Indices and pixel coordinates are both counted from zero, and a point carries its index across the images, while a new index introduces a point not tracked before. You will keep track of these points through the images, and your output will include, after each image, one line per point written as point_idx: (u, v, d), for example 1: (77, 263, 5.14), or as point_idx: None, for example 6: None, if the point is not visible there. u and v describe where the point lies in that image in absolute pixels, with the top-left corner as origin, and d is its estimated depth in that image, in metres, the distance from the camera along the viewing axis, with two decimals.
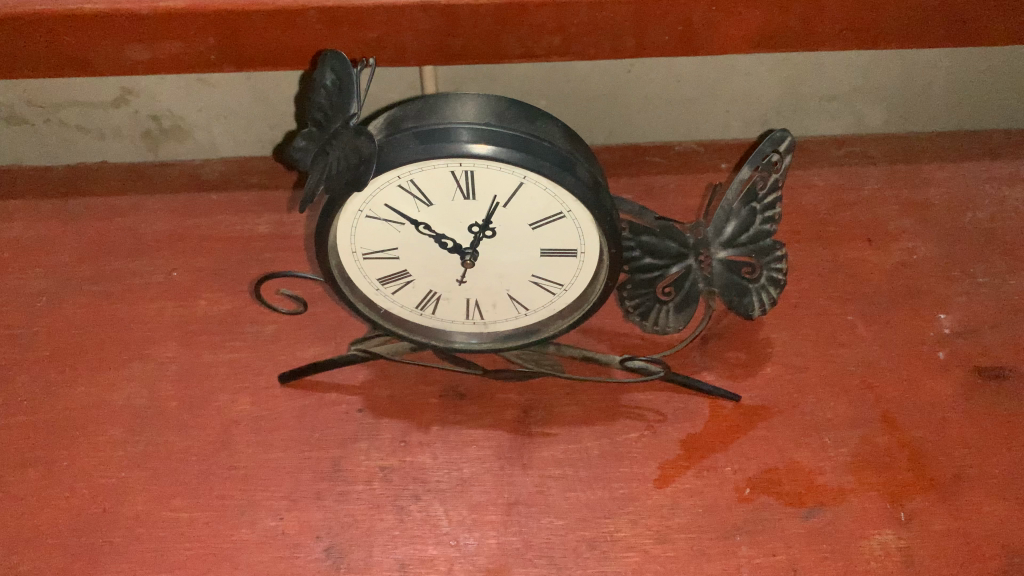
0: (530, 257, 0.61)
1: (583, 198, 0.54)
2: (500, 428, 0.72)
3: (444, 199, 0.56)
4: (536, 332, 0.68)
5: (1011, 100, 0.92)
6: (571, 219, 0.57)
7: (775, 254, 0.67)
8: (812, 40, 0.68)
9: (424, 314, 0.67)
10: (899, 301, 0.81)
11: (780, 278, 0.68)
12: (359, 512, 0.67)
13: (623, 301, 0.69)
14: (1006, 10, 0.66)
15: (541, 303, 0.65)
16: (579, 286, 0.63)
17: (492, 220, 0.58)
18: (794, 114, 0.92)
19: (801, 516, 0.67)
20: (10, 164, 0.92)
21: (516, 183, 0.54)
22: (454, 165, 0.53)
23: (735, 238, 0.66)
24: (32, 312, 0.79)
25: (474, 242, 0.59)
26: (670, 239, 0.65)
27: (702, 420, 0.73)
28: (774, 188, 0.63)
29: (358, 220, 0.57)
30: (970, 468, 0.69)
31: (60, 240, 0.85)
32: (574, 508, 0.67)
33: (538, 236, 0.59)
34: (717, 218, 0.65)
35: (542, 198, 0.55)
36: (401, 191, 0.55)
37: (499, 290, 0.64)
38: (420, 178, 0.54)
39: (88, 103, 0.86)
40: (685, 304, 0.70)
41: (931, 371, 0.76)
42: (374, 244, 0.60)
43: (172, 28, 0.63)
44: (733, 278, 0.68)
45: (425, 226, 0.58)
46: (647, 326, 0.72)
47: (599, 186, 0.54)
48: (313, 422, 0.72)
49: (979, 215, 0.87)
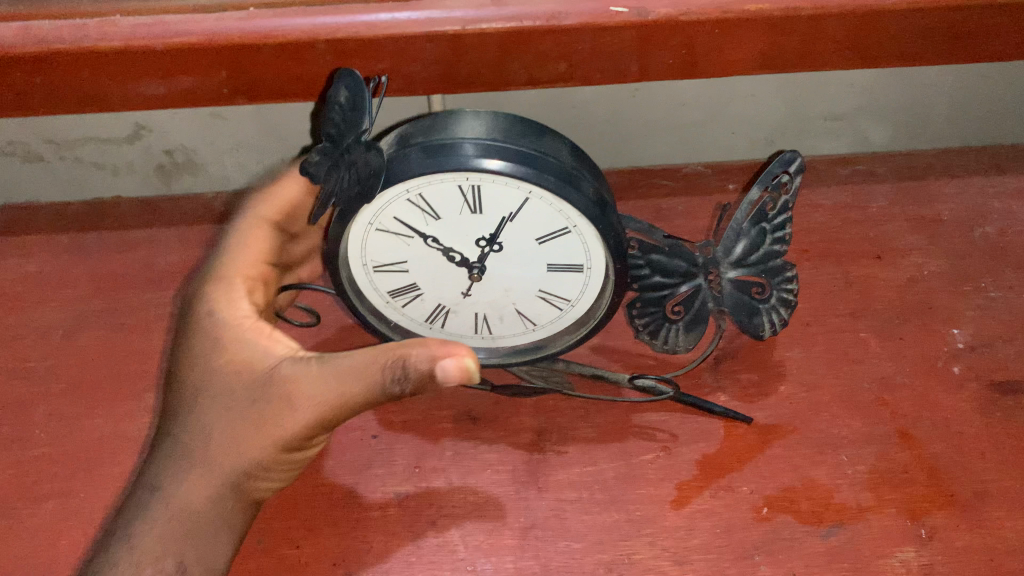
0: (537, 273, 0.61)
1: (589, 214, 0.55)
2: (515, 452, 0.72)
3: (451, 214, 0.57)
4: (543, 348, 0.68)
5: (1014, 119, 0.92)
6: (578, 235, 0.58)
7: (786, 274, 0.67)
8: (811, 58, 0.72)
9: (433, 329, 0.68)
10: (911, 317, 0.81)
11: (791, 298, 0.68)
12: (374, 538, 0.67)
13: (633, 319, 0.70)
14: (995, 20, 0.69)
15: (550, 317, 0.65)
16: (587, 301, 0.63)
17: (499, 235, 0.58)
18: (800, 135, 0.93)
19: (820, 533, 0.66)
20: (24, 201, 0.94)
21: (522, 199, 0.55)
22: (461, 180, 0.54)
23: (745, 258, 0.66)
24: (46, 345, 0.80)
25: (482, 256, 0.60)
26: (678, 258, 0.65)
27: (718, 440, 0.73)
28: (785, 209, 0.64)
29: (367, 234, 0.58)
30: (992, 482, 0.69)
31: (74, 274, 0.86)
32: (591, 531, 0.67)
33: (545, 251, 0.59)
34: (728, 237, 0.65)
35: (548, 214, 0.56)
36: (410, 205, 0.56)
37: (507, 305, 0.64)
38: (428, 191, 0.55)
39: (102, 139, 0.87)
40: (695, 323, 0.69)
41: (946, 386, 0.75)
42: (384, 258, 0.61)
43: (188, 62, 0.68)
44: (743, 297, 0.68)
45: (434, 240, 0.59)
46: (656, 348, 0.72)
47: (603, 203, 0.55)
48: (328, 449, 0.73)
49: (988, 230, 0.87)
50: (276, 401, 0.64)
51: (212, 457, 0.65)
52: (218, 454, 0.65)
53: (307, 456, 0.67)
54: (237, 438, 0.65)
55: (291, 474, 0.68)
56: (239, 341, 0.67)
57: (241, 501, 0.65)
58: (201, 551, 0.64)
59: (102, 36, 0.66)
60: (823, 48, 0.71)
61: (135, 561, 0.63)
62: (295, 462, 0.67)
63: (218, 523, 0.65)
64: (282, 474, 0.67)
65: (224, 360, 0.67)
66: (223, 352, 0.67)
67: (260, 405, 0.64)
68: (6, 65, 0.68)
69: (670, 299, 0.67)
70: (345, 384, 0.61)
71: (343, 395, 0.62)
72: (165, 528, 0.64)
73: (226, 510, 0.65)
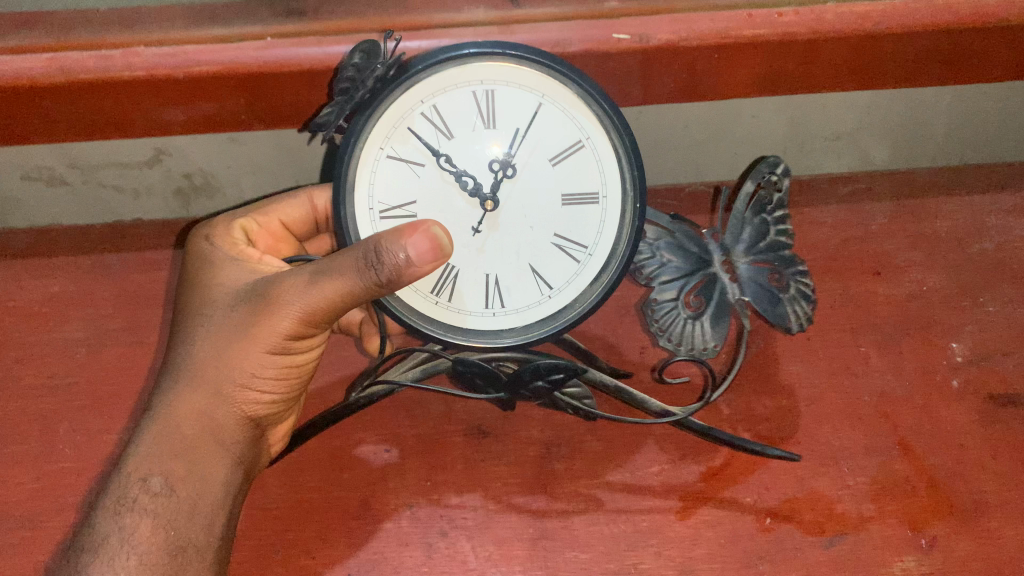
0: (551, 208, 0.63)
1: (605, 112, 0.61)
2: (524, 465, 0.74)
3: (465, 131, 0.61)
4: (558, 317, 0.64)
5: (1010, 138, 0.94)
6: (590, 148, 0.62)
7: (796, 265, 0.72)
8: (810, 79, 0.78)
9: (438, 304, 0.63)
10: (910, 331, 0.82)
11: (808, 290, 0.72)
12: (388, 548, 0.70)
13: (651, 321, 0.70)
14: (967, 33, 0.73)
15: (566, 275, 0.64)
16: (604, 247, 0.64)
17: (511, 155, 0.62)
18: (801, 152, 0.94)
19: (822, 543, 0.69)
20: (46, 224, 0.95)
21: (536, 104, 0.61)
22: (475, 84, 0.60)
23: (753, 245, 0.71)
24: (71, 362, 0.83)
25: (495, 184, 0.62)
26: (689, 245, 0.70)
27: (726, 453, 0.73)
28: (781, 205, 0.71)
29: (379, 162, 0.61)
30: (988, 493, 0.71)
31: (95, 294, 0.88)
32: (598, 541, 0.70)
33: (558, 172, 0.62)
34: (733, 226, 0.71)
35: (560, 123, 0.61)
36: (425, 120, 0.60)
37: (518, 256, 0.63)
38: (445, 101, 0.60)
39: (123, 163, 0.89)
40: (719, 317, 0.70)
41: (946, 399, 0.77)
42: (392, 198, 0.61)
43: (208, 90, 0.73)
44: (763, 287, 0.71)
45: (446, 162, 0.61)
46: (681, 352, 0.70)
47: (613, 104, 0.61)
48: (341, 461, 0.74)
49: (987, 246, 0.89)
50: (265, 313, 0.64)
51: (200, 369, 0.66)
52: (206, 365, 0.66)
53: (297, 365, 0.69)
54: (224, 350, 0.66)
55: (283, 388, 0.69)
56: (228, 261, 0.70)
57: (232, 414, 0.67)
58: (191, 469, 0.65)
59: (125, 65, 0.70)
60: (822, 71, 0.77)
61: (125, 482, 0.63)
62: (285, 370, 0.68)
63: (211, 437, 0.66)
64: (273, 386, 0.68)
65: (223, 287, 0.68)
66: (222, 281, 0.69)
67: (243, 314, 0.65)
68: (33, 95, 0.72)
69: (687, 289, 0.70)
70: (326, 286, 0.60)
71: (327, 299, 0.61)
72: (153, 447, 0.64)
73: (217, 422, 0.66)
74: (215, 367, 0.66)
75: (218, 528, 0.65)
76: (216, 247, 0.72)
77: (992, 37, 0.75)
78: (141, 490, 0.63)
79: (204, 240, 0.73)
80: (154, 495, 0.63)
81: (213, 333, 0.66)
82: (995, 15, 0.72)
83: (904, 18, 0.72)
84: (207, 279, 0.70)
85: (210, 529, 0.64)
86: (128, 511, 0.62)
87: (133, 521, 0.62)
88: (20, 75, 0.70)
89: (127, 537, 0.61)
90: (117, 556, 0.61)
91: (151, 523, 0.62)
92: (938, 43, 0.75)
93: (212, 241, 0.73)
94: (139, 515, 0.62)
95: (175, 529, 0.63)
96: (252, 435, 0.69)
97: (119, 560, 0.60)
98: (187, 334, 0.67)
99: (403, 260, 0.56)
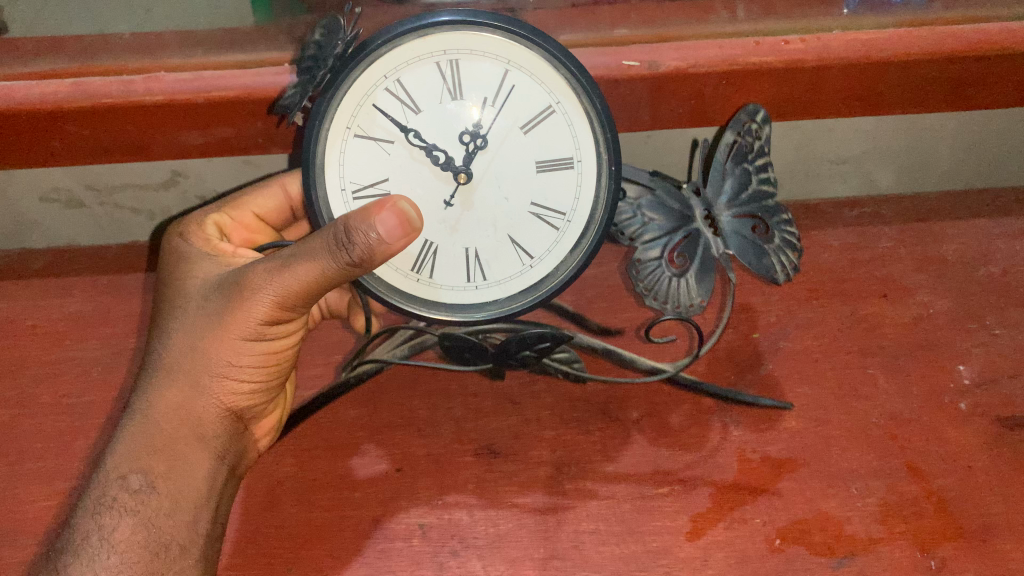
0: (526, 177, 0.62)
1: (574, 75, 0.59)
2: (535, 485, 0.74)
3: (433, 103, 0.59)
4: (544, 286, 0.65)
5: (1013, 163, 0.96)
6: (562, 114, 0.60)
7: (781, 213, 0.70)
8: (818, 106, 0.80)
9: (420, 281, 0.64)
10: (918, 354, 0.83)
11: (794, 239, 0.71)
12: (398, 568, 0.69)
13: (635, 284, 0.68)
14: (969, 60, 0.75)
15: (546, 244, 0.63)
16: (583, 214, 0.63)
17: (482, 125, 0.60)
18: (807, 177, 0.96)
19: (834, 564, 0.68)
20: (63, 245, 0.97)
21: (503, 71, 0.59)
22: (438, 54, 0.58)
23: (737, 197, 0.69)
24: (86, 380, 0.83)
25: (467, 157, 0.60)
26: (670, 202, 0.67)
27: (733, 473, 0.75)
28: (761, 152, 0.69)
29: (346, 141, 0.60)
30: (1000, 515, 0.71)
31: (112, 313, 0.89)
32: (609, 561, 0.69)
33: (530, 142, 0.61)
34: (715, 177, 0.68)
35: (530, 90, 0.60)
36: (390, 95, 0.59)
37: (498, 227, 0.63)
38: (407, 74, 0.58)
39: (140, 185, 0.90)
40: (703, 273, 0.68)
41: (954, 421, 0.77)
42: (362, 177, 0.60)
43: (227, 114, 0.75)
44: (749, 241, 0.69)
45: (415, 137, 0.60)
46: (668, 311, 0.68)
47: (582, 67, 0.59)
48: (353, 480, 0.75)
49: (992, 269, 0.89)
50: (238, 302, 0.64)
51: (175, 362, 0.66)
52: (179, 357, 0.66)
53: (273, 354, 0.70)
54: (197, 342, 0.66)
55: (260, 378, 0.70)
56: (200, 252, 0.71)
57: (209, 405, 0.68)
58: (170, 465, 0.66)
59: (146, 90, 0.72)
60: (829, 99, 0.79)
61: (105, 481, 0.65)
62: (261, 359, 0.69)
63: (189, 431, 0.67)
64: (250, 377, 0.69)
65: (195, 277, 0.69)
66: (194, 271, 0.69)
67: (215, 302, 0.65)
68: (54, 118, 0.73)
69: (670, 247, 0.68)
70: (298, 271, 0.61)
71: (300, 284, 0.62)
72: (130, 445, 0.65)
73: (194, 415, 0.67)
74: (188, 359, 0.66)
75: (201, 525, 0.66)
76: (190, 243, 0.72)
77: (998, 64, 0.76)
78: (120, 488, 0.64)
79: (176, 234, 0.74)
80: (133, 493, 0.64)
81: (186, 326, 0.67)
82: (997, 44, 0.74)
83: (908, 45, 0.74)
84: (181, 273, 0.70)
85: (193, 527, 0.66)
86: (109, 511, 0.64)
87: (114, 521, 0.63)
88: (43, 99, 0.72)
89: (107, 537, 0.63)
90: (98, 556, 0.62)
91: (132, 522, 0.64)
92: (942, 70, 0.76)
93: (183, 234, 0.73)
94: (120, 514, 0.64)
95: (155, 526, 0.64)
96: (229, 426, 0.70)
97: (101, 560, 0.62)
98: (161, 326, 0.68)
99: (373, 240, 0.56)
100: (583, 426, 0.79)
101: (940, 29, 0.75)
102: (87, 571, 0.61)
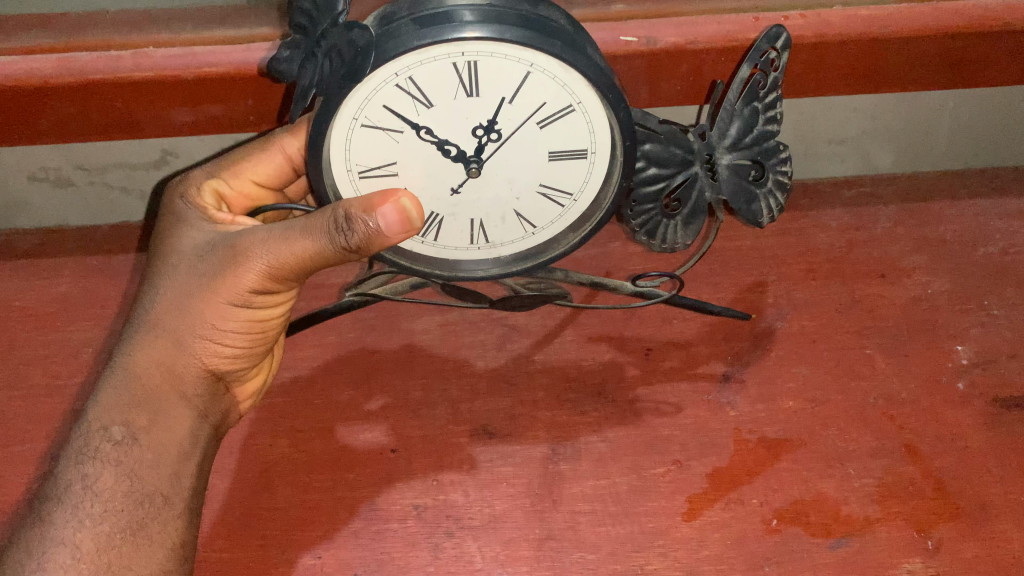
0: (538, 163, 0.61)
1: (603, 92, 0.56)
2: (530, 467, 0.74)
3: (446, 99, 0.56)
4: (543, 254, 0.68)
5: (1011, 142, 0.95)
6: (582, 112, 0.58)
7: (780, 154, 0.68)
8: (818, 85, 0.79)
9: (425, 243, 0.66)
10: (916, 335, 0.82)
11: (786, 180, 0.69)
12: (393, 549, 0.69)
13: (629, 222, 0.69)
14: (972, 35, 0.74)
15: (550, 217, 0.65)
16: (589, 195, 0.64)
17: (496, 120, 0.58)
18: (805, 155, 0.96)
19: (829, 545, 0.68)
20: (52, 225, 0.96)
21: (523, 73, 0.55)
22: (456, 55, 0.54)
23: (740, 140, 0.67)
24: (77, 361, 0.82)
25: (478, 149, 0.60)
26: (675, 146, 0.65)
27: (729, 453, 0.74)
28: (773, 87, 0.66)
29: (353, 130, 0.57)
30: (996, 495, 0.70)
31: (102, 294, 0.88)
32: (605, 542, 0.69)
33: (547, 135, 0.59)
34: (722, 118, 0.66)
35: (551, 90, 0.56)
36: (400, 92, 0.55)
37: (506, 202, 0.64)
38: (419, 73, 0.54)
39: (130, 164, 0.89)
40: (692, 217, 0.70)
41: (952, 401, 0.77)
42: (369, 160, 0.60)
43: (218, 91, 0.74)
44: (741, 183, 0.69)
45: (427, 132, 0.58)
46: (657, 248, 0.71)
47: (614, 84, 0.55)
48: (347, 461, 0.74)
49: (991, 250, 0.89)
50: (230, 268, 0.64)
51: (163, 321, 0.66)
52: (169, 316, 0.66)
53: (261, 321, 0.69)
54: (187, 303, 0.66)
55: (245, 343, 0.69)
56: (196, 211, 0.70)
57: (192, 366, 0.67)
58: (153, 418, 0.65)
59: (135, 66, 0.72)
60: (829, 78, 0.78)
61: (86, 432, 0.64)
62: (248, 325, 0.68)
63: (172, 387, 0.66)
64: (235, 341, 0.68)
65: (189, 237, 0.68)
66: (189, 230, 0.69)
67: (207, 266, 0.65)
68: (41, 95, 0.73)
69: (667, 191, 0.68)
70: (295, 244, 0.60)
71: (294, 256, 0.61)
72: (115, 400, 0.65)
73: (177, 374, 0.67)
74: (176, 319, 0.66)
75: (184, 479, 0.65)
76: (188, 204, 0.71)
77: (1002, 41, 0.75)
78: (102, 439, 0.63)
79: (179, 187, 0.73)
80: (116, 444, 0.63)
81: (178, 285, 0.66)
82: (1001, 19, 0.74)
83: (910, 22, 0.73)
84: (176, 231, 0.69)
85: (177, 479, 0.65)
86: (90, 461, 0.62)
87: (97, 471, 0.62)
88: (30, 75, 0.71)
89: (91, 485, 0.62)
90: (82, 505, 0.61)
91: (115, 471, 0.62)
92: (945, 46, 0.76)
93: (182, 190, 0.72)
94: (102, 464, 0.62)
95: (139, 477, 0.63)
96: (211, 388, 0.69)
97: (85, 508, 0.61)
98: (153, 281, 0.68)
99: (371, 228, 0.56)
100: (579, 407, 0.78)
101: (941, 5, 0.74)
102: (70, 518, 0.60)
